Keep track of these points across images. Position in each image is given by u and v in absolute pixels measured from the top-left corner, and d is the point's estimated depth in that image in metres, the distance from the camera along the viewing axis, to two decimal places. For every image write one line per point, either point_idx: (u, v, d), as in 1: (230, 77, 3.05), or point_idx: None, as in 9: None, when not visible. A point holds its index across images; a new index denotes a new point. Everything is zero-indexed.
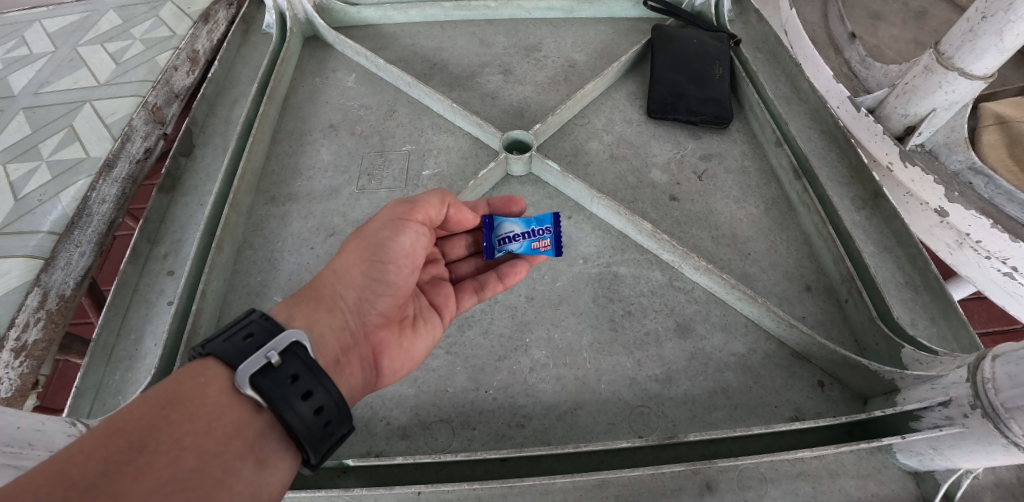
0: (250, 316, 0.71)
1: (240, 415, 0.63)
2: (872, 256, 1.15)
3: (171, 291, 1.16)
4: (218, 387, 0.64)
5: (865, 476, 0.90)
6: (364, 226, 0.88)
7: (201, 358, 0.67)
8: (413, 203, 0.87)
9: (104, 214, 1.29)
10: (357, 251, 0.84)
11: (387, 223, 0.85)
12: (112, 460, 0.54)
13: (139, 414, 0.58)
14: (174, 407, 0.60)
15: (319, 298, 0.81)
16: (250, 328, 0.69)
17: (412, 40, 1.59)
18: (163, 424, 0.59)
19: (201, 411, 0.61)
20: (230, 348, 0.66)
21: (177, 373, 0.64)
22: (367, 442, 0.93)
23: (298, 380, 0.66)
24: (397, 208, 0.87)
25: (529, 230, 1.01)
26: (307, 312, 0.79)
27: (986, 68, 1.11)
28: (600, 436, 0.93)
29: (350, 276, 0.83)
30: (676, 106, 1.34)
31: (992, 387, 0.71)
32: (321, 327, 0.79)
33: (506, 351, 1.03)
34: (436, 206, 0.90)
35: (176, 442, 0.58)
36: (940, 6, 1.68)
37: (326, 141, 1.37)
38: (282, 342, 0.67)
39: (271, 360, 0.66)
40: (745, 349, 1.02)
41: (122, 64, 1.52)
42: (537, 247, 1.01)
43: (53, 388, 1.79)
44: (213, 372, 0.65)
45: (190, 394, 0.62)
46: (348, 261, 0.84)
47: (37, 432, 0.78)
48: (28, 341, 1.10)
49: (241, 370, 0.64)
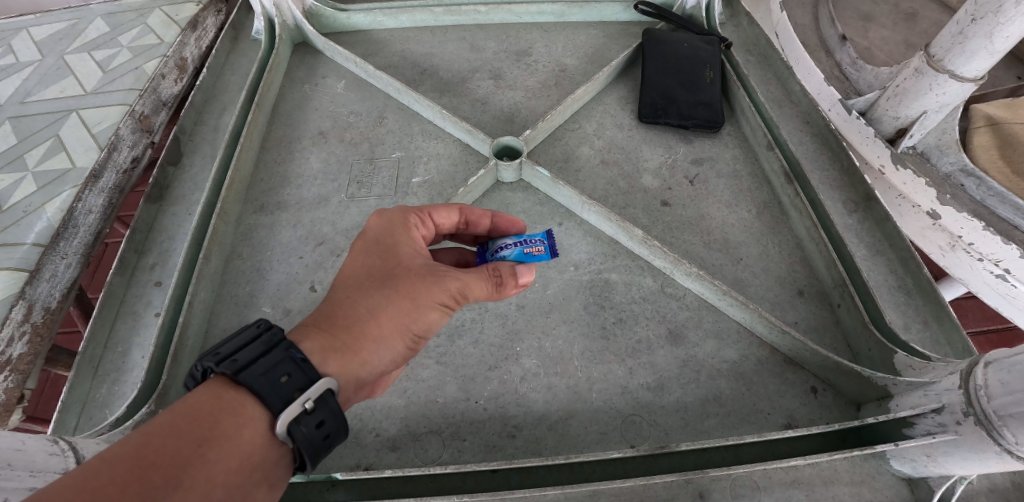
0: (285, 352, 0.68)
1: (269, 450, 0.63)
2: (864, 259, 1.15)
3: (158, 302, 1.14)
4: (254, 425, 0.63)
5: (858, 484, 0.90)
6: (414, 276, 0.79)
7: (232, 387, 0.65)
8: (463, 294, 0.81)
9: (90, 225, 1.27)
10: (405, 320, 0.77)
11: (438, 305, 0.80)
12: (146, 494, 0.53)
13: (175, 445, 0.57)
14: (208, 440, 0.59)
15: (355, 349, 0.74)
16: (287, 367, 0.67)
17: (402, 45, 1.59)
18: (198, 459, 0.57)
19: (235, 447, 0.60)
20: (269, 386, 0.65)
21: (212, 402, 0.62)
22: (356, 455, 0.92)
23: (324, 427, 0.67)
24: (451, 293, 0.80)
25: (521, 239, 0.95)
26: (341, 361, 0.72)
27: (975, 71, 1.10)
28: (591, 446, 0.92)
29: (391, 340, 0.77)
30: (667, 110, 1.33)
31: (984, 394, 0.71)
32: (350, 384, 0.74)
33: (496, 360, 1.02)
34: (480, 293, 0.83)
35: (209, 475, 0.57)
36: (930, 7, 1.68)
37: (315, 148, 1.36)
38: (318, 390, 0.67)
39: (305, 407, 0.66)
40: (737, 355, 1.02)
41: (108, 72, 1.51)
42: (530, 253, 0.94)
43: (37, 400, 1.82)
44: (247, 405, 0.64)
45: (226, 431, 0.60)
46: (392, 323, 0.76)
47: (16, 451, 0.70)
48: (13, 355, 1.08)
49: (281, 416, 0.63)
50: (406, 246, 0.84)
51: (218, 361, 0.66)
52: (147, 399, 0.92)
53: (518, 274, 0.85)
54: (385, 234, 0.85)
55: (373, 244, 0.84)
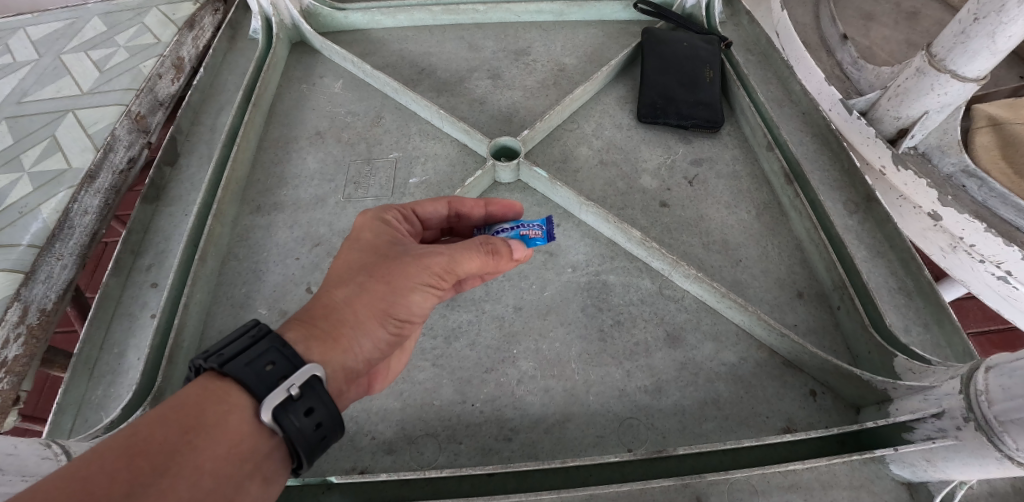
0: (268, 340, 0.67)
1: (258, 439, 0.62)
2: (864, 261, 1.14)
3: (155, 304, 1.14)
4: (241, 415, 0.62)
5: (857, 488, 0.89)
6: (390, 261, 0.80)
7: (219, 377, 0.64)
8: (448, 270, 0.83)
9: (86, 226, 1.25)
10: (383, 303, 0.78)
11: (417, 286, 0.80)
12: (133, 482, 0.52)
13: (162, 436, 0.57)
14: (196, 429, 0.59)
15: (336, 336, 0.73)
16: (271, 356, 0.66)
17: (399, 44, 1.58)
18: (186, 449, 0.57)
19: (223, 436, 0.60)
20: (253, 375, 0.64)
21: (199, 392, 0.62)
22: (351, 458, 0.91)
23: (312, 413, 0.66)
24: (430, 271, 0.81)
25: (518, 223, 0.98)
26: (323, 348, 0.72)
27: (978, 71, 1.09)
28: (587, 450, 0.91)
29: (370, 326, 0.77)
30: (666, 110, 1.32)
31: (986, 400, 0.70)
32: (337, 372, 0.73)
33: (492, 363, 1.01)
34: (468, 266, 0.84)
35: (198, 465, 0.57)
36: (931, 6, 1.67)
37: (311, 148, 1.35)
38: (303, 376, 0.66)
39: (291, 394, 0.64)
40: (736, 358, 1.01)
41: (105, 72, 1.50)
42: (525, 235, 0.96)
43: (38, 399, 1.84)
44: (233, 396, 0.63)
45: (213, 420, 0.60)
46: (369, 307, 0.77)
47: (8, 455, 0.70)
48: (8, 357, 1.07)
49: (266, 404, 0.62)
50: (382, 235, 0.86)
51: (206, 356, 0.65)
52: (142, 402, 0.92)
53: (506, 243, 0.86)
54: (361, 228, 0.87)
55: (349, 239, 0.86)
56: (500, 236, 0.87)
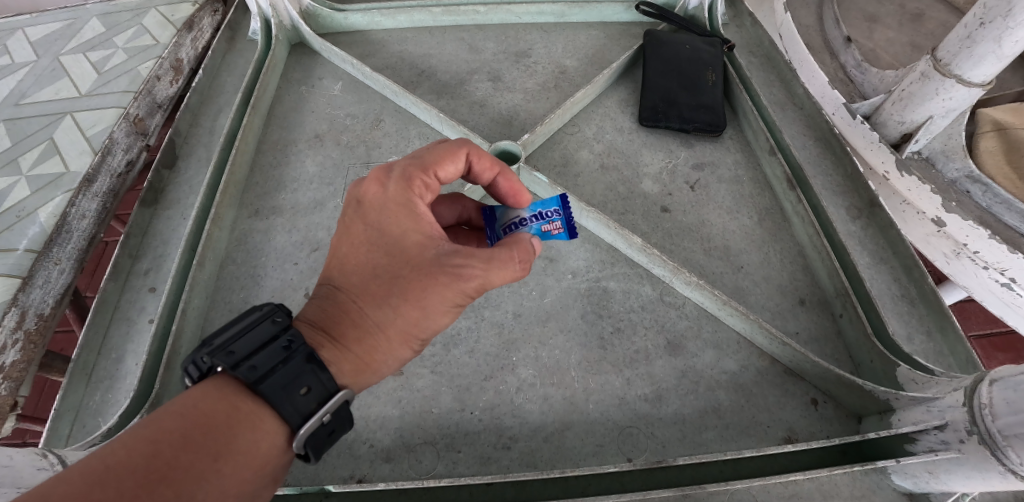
0: (304, 366, 0.69)
1: (280, 458, 0.66)
2: (867, 268, 1.13)
3: (153, 309, 1.13)
4: (268, 437, 0.65)
5: (858, 498, 0.88)
6: (423, 279, 0.76)
7: (252, 396, 0.66)
8: (481, 289, 0.79)
9: (84, 230, 1.26)
10: (413, 330, 0.78)
11: (448, 308, 0.78)
12: None
13: (188, 460, 0.58)
14: (223, 453, 0.61)
15: (367, 362, 0.78)
16: (307, 381, 0.69)
17: (400, 46, 1.57)
18: (213, 474, 0.59)
19: (250, 460, 0.62)
20: (288, 402, 0.67)
21: (228, 412, 0.63)
22: (349, 466, 0.91)
23: (334, 433, 0.71)
24: (463, 293, 0.78)
25: (537, 214, 0.93)
26: (355, 373, 0.77)
27: (983, 76, 1.07)
28: (587, 459, 0.91)
29: (399, 349, 0.80)
30: (668, 114, 1.30)
31: (989, 413, 0.69)
32: (362, 387, 0.80)
33: (491, 370, 1.00)
34: (498, 280, 0.79)
35: (223, 489, 0.59)
36: (937, 8, 1.65)
37: (311, 152, 1.34)
38: (335, 405, 0.69)
39: (322, 420, 0.69)
40: (737, 366, 1.00)
41: (104, 74, 1.49)
42: (548, 230, 0.94)
43: (38, 399, 1.86)
44: (263, 418, 0.65)
45: (241, 445, 0.62)
46: (400, 333, 0.78)
47: None
48: (5, 362, 1.07)
49: (299, 432, 0.66)
50: (411, 236, 0.79)
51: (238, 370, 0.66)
52: (139, 409, 0.91)
53: (531, 244, 0.84)
54: (389, 220, 0.79)
55: (378, 234, 0.79)
56: (526, 240, 0.84)
